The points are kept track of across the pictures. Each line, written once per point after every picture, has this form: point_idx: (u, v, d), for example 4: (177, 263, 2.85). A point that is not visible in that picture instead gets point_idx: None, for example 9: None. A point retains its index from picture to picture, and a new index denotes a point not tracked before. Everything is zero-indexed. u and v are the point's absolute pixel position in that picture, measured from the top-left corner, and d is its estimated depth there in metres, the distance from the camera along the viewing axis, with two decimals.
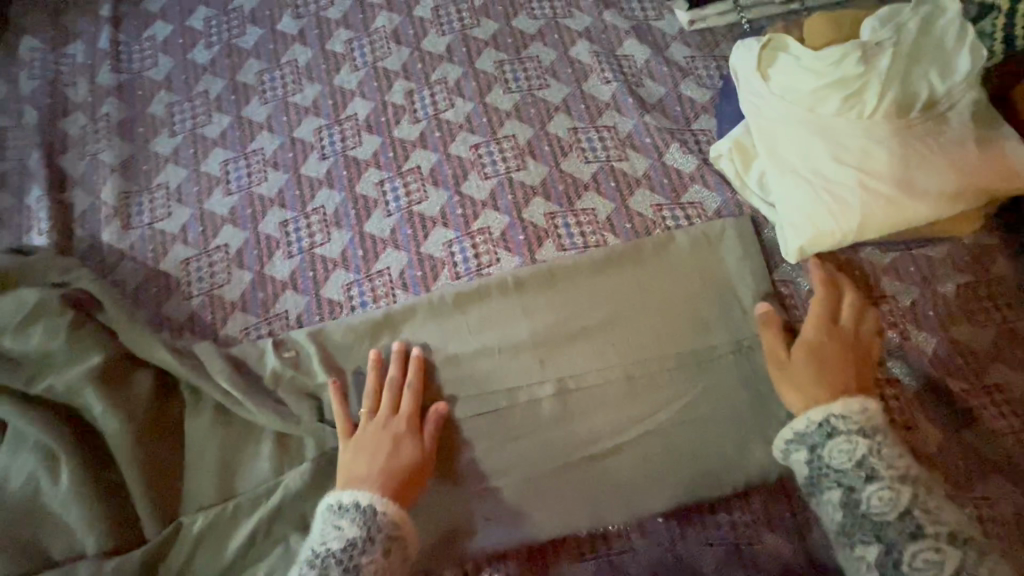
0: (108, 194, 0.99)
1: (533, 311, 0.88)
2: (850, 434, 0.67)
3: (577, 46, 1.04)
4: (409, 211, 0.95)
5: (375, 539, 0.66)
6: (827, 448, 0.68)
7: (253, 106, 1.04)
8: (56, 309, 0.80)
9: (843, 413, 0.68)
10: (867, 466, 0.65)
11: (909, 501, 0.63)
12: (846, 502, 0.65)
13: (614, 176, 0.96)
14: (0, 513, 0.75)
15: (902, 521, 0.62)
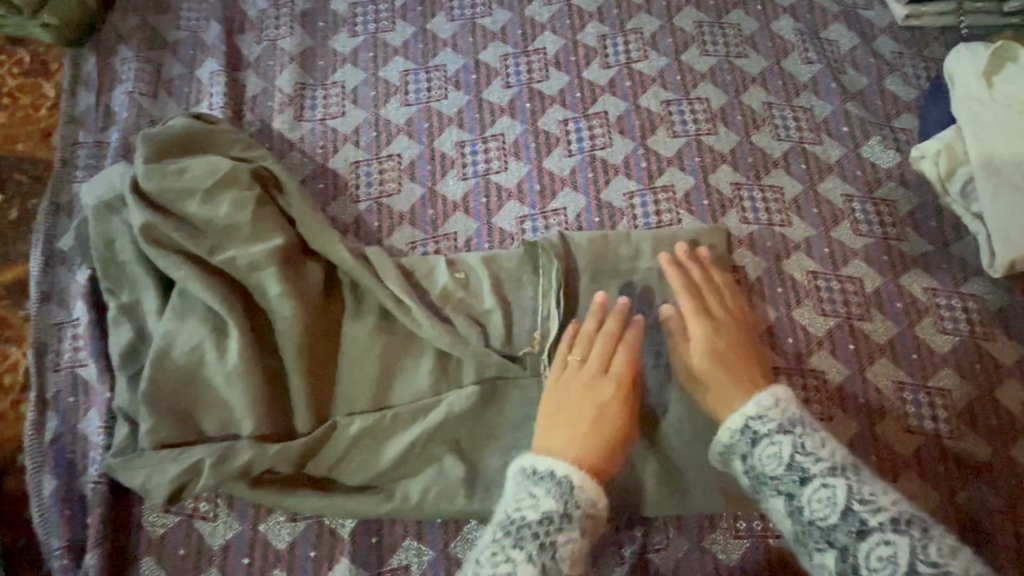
0: (284, 82, 0.96)
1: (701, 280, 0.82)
2: (771, 434, 0.62)
3: (781, 21, 1.00)
4: (592, 155, 0.92)
5: (571, 516, 0.59)
6: (756, 455, 0.63)
7: (439, 21, 1.00)
8: (246, 186, 0.78)
9: (762, 418, 0.64)
10: (798, 465, 0.60)
11: (846, 495, 0.56)
12: (791, 511, 0.59)
13: (806, 159, 0.92)
14: (162, 376, 0.73)
15: (846, 519, 0.55)
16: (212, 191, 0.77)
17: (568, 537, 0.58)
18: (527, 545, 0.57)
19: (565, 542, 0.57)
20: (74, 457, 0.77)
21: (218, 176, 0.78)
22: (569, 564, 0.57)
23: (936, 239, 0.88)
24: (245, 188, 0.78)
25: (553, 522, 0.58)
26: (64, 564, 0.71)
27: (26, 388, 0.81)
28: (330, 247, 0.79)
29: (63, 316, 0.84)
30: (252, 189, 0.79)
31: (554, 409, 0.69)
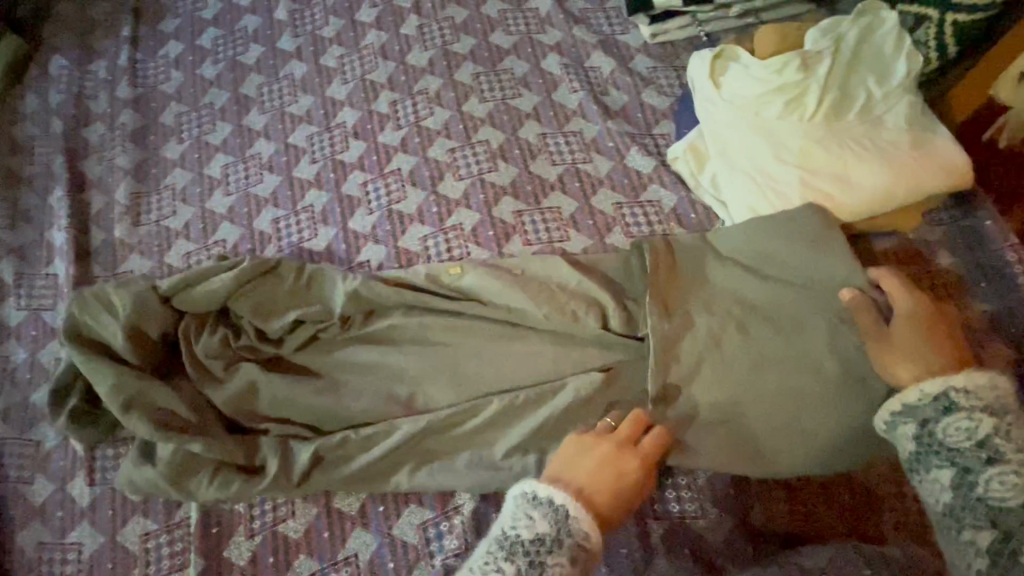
0: (122, 195, 1.09)
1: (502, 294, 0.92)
2: (972, 410, 0.56)
3: (548, 59, 1.12)
4: (389, 209, 1.03)
5: (563, 544, 0.55)
6: (942, 424, 0.57)
7: (253, 115, 1.14)
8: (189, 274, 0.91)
9: (963, 388, 0.57)
10: (948, 399, 0.58)
11: (988, 429, 0.55)
12: (920, 435, 0.58)
13: (579, 177, 1.03)
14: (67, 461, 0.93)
15: (979, 449, 0.54)
16: (107, 305, 0.89)
17: (556, 562, 0.54)
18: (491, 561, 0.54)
19: (550, 570, 0.53)
20: None
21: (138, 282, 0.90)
22: None
23: (699, 228, 0.97)
24: (196, 275, 0.92)
25: (544, 545, 0.55)
26: None
27: None
28: (260, 314, 0.92)
29: None
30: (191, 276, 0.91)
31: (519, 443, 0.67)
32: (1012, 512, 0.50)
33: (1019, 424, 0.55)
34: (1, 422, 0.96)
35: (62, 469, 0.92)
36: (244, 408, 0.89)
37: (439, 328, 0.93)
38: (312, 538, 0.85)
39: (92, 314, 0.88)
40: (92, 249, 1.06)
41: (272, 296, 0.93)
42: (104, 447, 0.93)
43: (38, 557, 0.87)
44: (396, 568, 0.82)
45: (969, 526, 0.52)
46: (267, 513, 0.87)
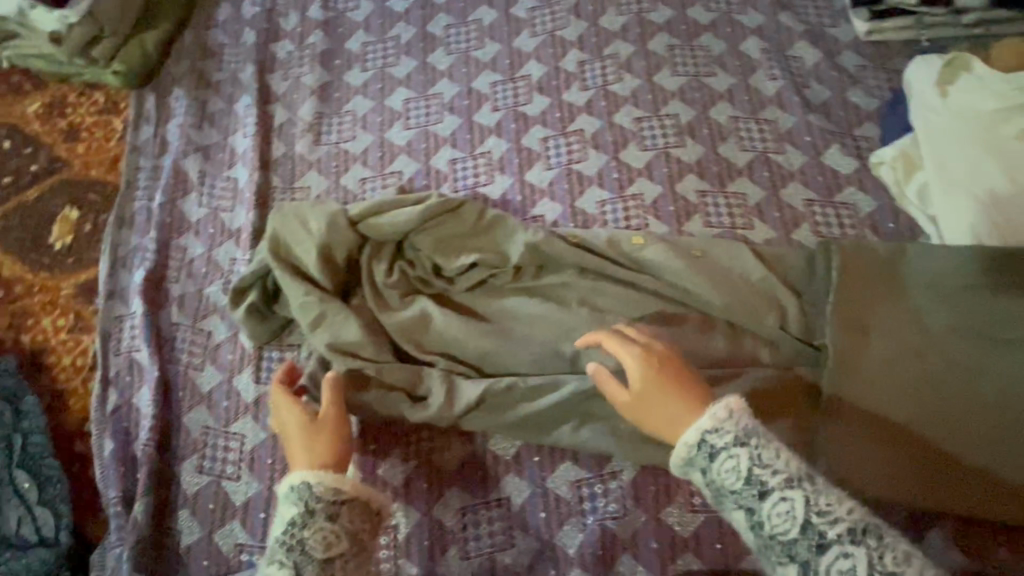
0: (305, 113, 1.12)
1: (705, 273, 0.90)
2: (728, 447, 0.63)
3: (748, 42, 1.08)
4: (569, 168, 1.02)
5: (313, 510, 0.71)
6: (716, 469, 0.63)
7: (437, 55, 1.14)
8: (380, 202, 0.92)
9: (714, 428, 0.64)
10: (707, 444, 0.64)
11: (750, 463, 0.61)
12: (706, 483, 0.64)
13: (768, 167, 1.00)
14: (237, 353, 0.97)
15: (750, 485, 0.61)
16: (303, 214, 0.91)
17: (313, 529, 0.70)
18: (279, 556, 0.69)
19: (308, 533, 0.70)
20: (129, 425, 0.93)
21: (333, 208, 0.91)
22: (323, 548, 0.69)
23: (895, 239, 0.93)
24: (385, 205, 0.92)
25: (297, 524, 0.70)
26: (118, 510, 0.86)
27: (94, 368, 0.99)
28: (439, 253, 0.92)
29: (123, 310, 1.01)
30: (381, 204, 0.92)
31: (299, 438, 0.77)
32: (794, 540, 0.59)
33: (772, 443, 0.63)
34: (177, 308, 1.00)
35: (229, 363, 0.96)
36: (417, 337, 0.90)
37: (613, 298, 0.92)
38: (465, 474, 0.87)
39: (289, 232, 0.90)
40: (272, 161, 1.09)
41: (454, 236, 0.93)
42: (270, 350, 0.96)
43: (203, 440, 0.92)
44: (547, 519, 0.83)
45: (778, 564, 0.59)
46: (424, 441, 0.89)
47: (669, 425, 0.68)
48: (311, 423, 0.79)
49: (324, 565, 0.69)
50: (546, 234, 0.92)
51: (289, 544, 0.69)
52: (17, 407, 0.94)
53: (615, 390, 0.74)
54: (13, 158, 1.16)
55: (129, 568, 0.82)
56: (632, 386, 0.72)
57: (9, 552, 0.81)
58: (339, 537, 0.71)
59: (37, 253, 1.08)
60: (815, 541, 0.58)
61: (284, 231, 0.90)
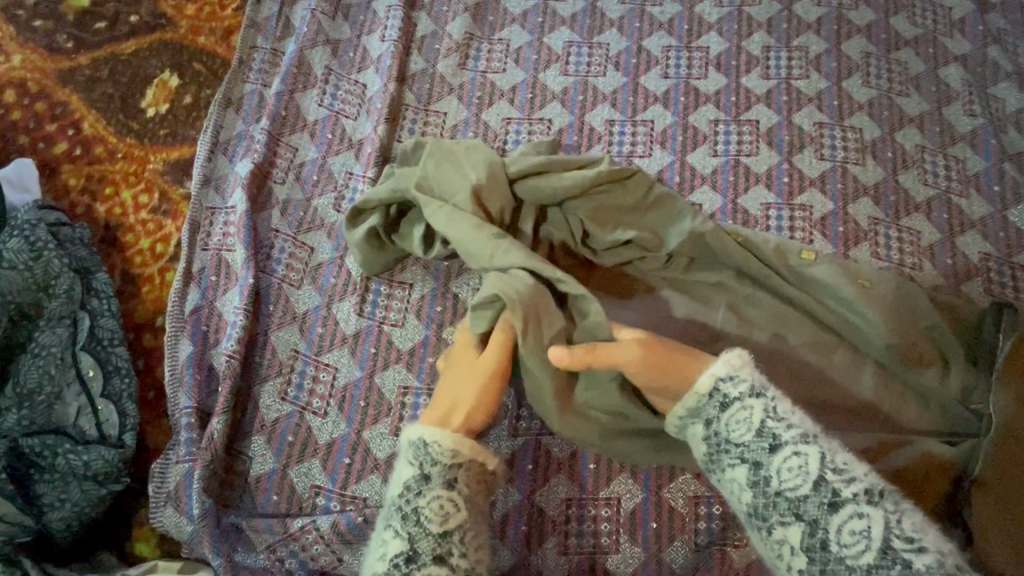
0: (453, 30, 0.99)
1: (887, 315, 0.80)
2: (742, 399, 0.62)
3: (949, 68, 0.99)
4: (736, 160, 0.93)
5: (430, 475, 0.61)
6: (723, 421, 0.62)
7: (610, 1, 1.02)
8: (545, 161, 0.81)
9: (727, 376, 0.63)
10: (719, 392, 0.63)
11: (762, 415, 0.60)
12: (709, 436, 0.63)
13: (949, 209, 0.92)
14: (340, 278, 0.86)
15: (760, 438, 0.60)
16: (460, 154, 0.80)
17: (430, 493, 0.60)
18: (391, 521, 0.60)
19: (426, 500, 0.60)
20: (208, 329, 0.83)
21: (491, 157, 0.80)
22: (441, 518, 0.59)
23: None
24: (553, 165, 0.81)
25: (411, 489, 0.61)
26: (191, 423, 0.77)
27: (176, 258, 0.88)
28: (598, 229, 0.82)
29: (218, 202, 0.90)
30: (545, 165, 0.81)
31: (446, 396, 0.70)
32: (804, 497, 0.56)
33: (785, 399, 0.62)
34: (279, 214, 0.89)
35: (331, 287, 0.86)
36: None
37: (762, 310, 0.83)
38: (576, 464, 0.79)
39: (441, 172, 0.79)
40: (408, 74, 0.97)
41: (617, 215, 0.83)
42: (378, 282, 0.86)
43: (289, 363, 0.82)
44: (657, 531, 0.76)
45: (777, 523, 0.57)
46: (536, 419, 0.81)
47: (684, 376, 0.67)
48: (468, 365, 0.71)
49: (441, 540, 0.58)
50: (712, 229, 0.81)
51: (404, 513, 0.59)
52: (86, 281, 0.81)
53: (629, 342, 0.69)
54: (112, 3, 1.02)
55: (199, 488, 0.73)
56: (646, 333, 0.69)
57: (68, 445, 0.71)
58: (457, 505, 0.60)
59: (127, 115, 0.95)
60: (826, 499, 0.55)
61: (438, 164, 0.79)
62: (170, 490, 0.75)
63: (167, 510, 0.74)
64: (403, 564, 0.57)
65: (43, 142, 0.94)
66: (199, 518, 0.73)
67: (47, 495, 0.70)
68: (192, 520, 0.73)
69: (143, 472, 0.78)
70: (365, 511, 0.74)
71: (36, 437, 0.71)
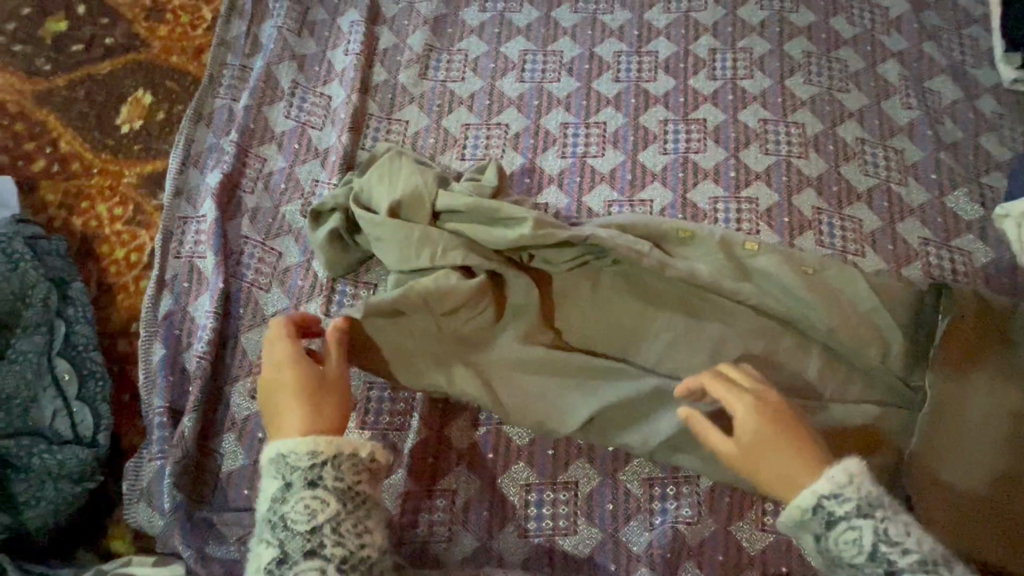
0: (414, 42, 1.04)
1: (827, 300, 0.84)
2: (850, 519, 0.58)
3: (887, 64, 1.04)
4: (685, 157, 0.97)
5: (290, 484, 0.61)
6: (831, 538, 0.59)
7: (563, 11, 1.07)
8: (472, 204, 0.83)
9: (832, 495, 0.59)
10: (825, 511, 0.59)
11: (874, 539, 0.57)
12: (818, 549, 0.60)
13: (889, 197, 0.96)
14: (307, 280, 0.90)
15: (874, 563, 0.57)
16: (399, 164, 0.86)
17: (296, 499, 0.61)
18: (262, 534, 0.61)
19: (288, 508, 0.61)
20: (180, 333, 0.86)
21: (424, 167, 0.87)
22: (309, 517, 0.60)
23: (1008, 294, 0.90)
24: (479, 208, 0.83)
25: (276, 501, 0.61)
26: (164, 421, 0.80)
27: (149, 267, 0.92)
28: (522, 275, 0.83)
29: (190, 212, 0.94)
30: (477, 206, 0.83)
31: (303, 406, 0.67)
32: None
33: (899, 516, 0.58)
34: (248, 221, 0.93)
35: (298, 289, 0.89)
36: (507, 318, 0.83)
37: (712, 303, 0.85)
38: (535, 450, 0.82)
39: (385, 180, 0.85)
40: (371, 85, 1.01)
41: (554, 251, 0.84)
42: (344, 284, 0.90)
43: (259, 363, 0.85)
44: (614, 512, 0.79)
45: None
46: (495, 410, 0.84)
47: (784, 481, 0.62)
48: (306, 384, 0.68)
49: (311, 536, 0.60)
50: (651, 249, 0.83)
51: (273, 523, 0.61)
52: (62, 290, 0.85)
53: (723, 440, 0.66)
54: (87, 27, 1.07)
55: (170, 483, 0.76)
56: (742, 443, 0.65)
57: (44, 444, 0.74)
58: (325, 503, 0.61)
59: (102, 132, 1.00)
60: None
61: (384, 173, 0.85)
62: (144, 486, 0.78)
63: (141, 506, 0.77)
64: (275, 567, 0.59)
65: (22, 160, 0.98)
66: (171, 511, 0.76)
67: (22, 493, 0.73)
68: (165, 514, 0.76)
69: (118, 472, 0.81)
70: None
71: (12, 439, 0.74)
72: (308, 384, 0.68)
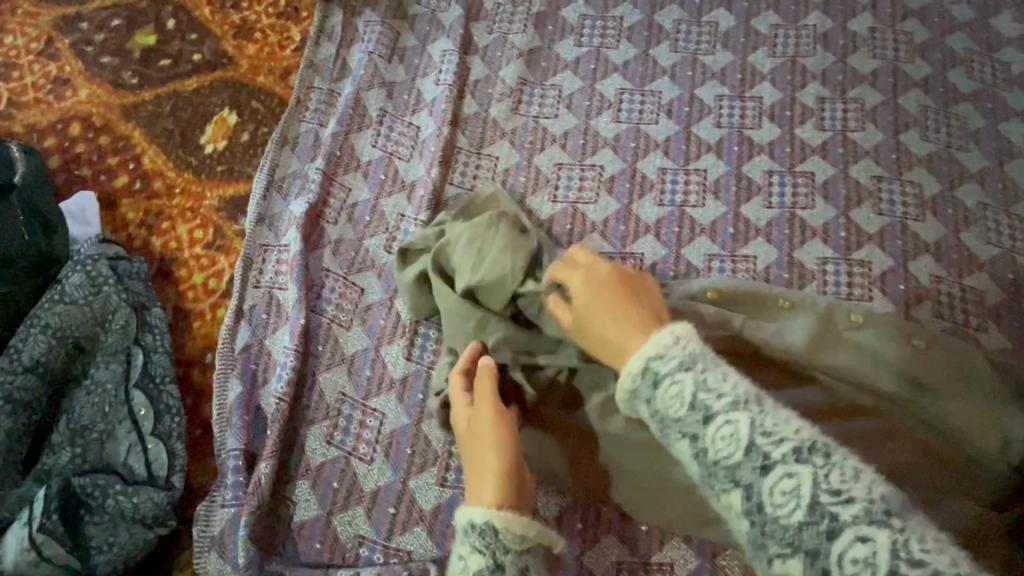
0: (507, 75, 1.00)
1: (941, 381, 0.76)
2: (677, 373, 0.49)
3: (1010, 124, 0.97)
4: (792, 212, 0.91)
5: (502, 565, 0.54)
6: (658, 395, 0.50)
7: (662, 49, 1.03)
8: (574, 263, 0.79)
9: (659, 353, 0.51)
10: (651, 371, 0.51)
11: (696, 388, 0.48)
12: (664, 390, 0.50)
13: (1015, 269, 0.89)
14: (390, 321, 0.86)
15: (695, 411, 0.47)
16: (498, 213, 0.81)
17: None
18: None
19: None
20: (257, 369, 0.83)
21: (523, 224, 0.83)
22: None
23: None
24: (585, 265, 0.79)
25: None
26: (239, 466, 0.77)
27: (227, 295, 0.89)
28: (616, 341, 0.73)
29: (271, 240, 0.91)
30: None
31: (477, 460, 0.62)
32: (738, 464, 0.44)
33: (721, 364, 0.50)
34: (331, 254, 0.89)
35: (380, 329, 0.85)
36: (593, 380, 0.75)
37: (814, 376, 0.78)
38: (627, 526, 0.76)
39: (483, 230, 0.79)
40: (461, 117, 0.98)
41: None
42: (427, 327, 0.85)
43: (337, 407, 0.81)
44: None
45: (720, 495, 0.45)
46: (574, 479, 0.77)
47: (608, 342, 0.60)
48: (474, 429, 0.65)
49: None
50: (744, 319, 0.80)
51: None
52: (141, 316, 0.82)
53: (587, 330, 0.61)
54: (176, 41, 1.05)
55: (245, 535, 0.72)
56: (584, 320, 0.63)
57: (119, 485, 0.71)
58: None
59: (186, 151, 0.98)
60: (759, 463, 0.44)
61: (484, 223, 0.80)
62: (216, 535, 0.74)
63: (212, 556, 0.73)
64: None
65: (104, 175, 0.96)
66: (244, 567, 0.71)
67: (95, 537, 0.69)
68: (237, 568, 0.72)
69: (188, 515, 0.78)
70: (410, 565, 0.73)
71: (88, 476, 0.71)
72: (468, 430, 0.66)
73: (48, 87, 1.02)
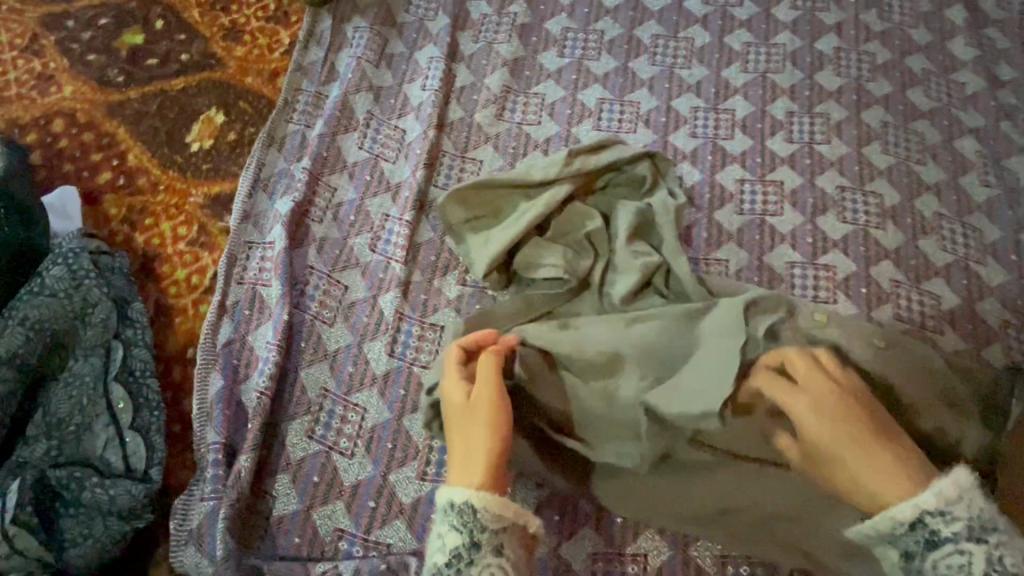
0: (492, 82, 1.04)
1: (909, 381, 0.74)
2: (931, 517, 0.54)
3: (964, 141, 1.03)
4: (761, 218, 0.96)
5: (478, 544, 0.56)
6: (907, 538, 0.55)
7: (641, 62, 1.07)
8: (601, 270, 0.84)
9: (939, 510, 0.53)
10: (927, 529, 0.53)
11: (932, 524, 0.53)
12: (905, 561, 0.55)
13: (968, 275, 0.94)
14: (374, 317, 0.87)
15: (915, 533, 0.54)
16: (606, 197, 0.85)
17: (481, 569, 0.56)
18: None
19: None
20: (239, 363, 0.83)
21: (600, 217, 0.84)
22: None
23: None
24: (575, 242, 0.83)
25: (460, 561, 0.56)
26: (218, 459, 0.77)
27: (211, 291, 0.89)
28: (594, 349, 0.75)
29: (256, 237, 0.91)
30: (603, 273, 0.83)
31: (468, 438, 0.63)
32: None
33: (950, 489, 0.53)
34: (315, 252, 0.91)
35: (363, 325, 0.86)
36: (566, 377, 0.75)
37: None
38: (603, 519, 0.78)
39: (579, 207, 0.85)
40: (447, 122, 1.00)
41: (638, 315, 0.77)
42: (410, 323, 0.87)
43: (318, 402, 0.82)
44: None
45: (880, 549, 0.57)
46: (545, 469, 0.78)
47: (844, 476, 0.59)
48: (467, 405, 0.66)
49: None
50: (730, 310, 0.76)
51: None
52: (122, 310, 0.82)
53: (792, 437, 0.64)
54: (165, 41, 1.06)
55: (223, 528, 0.73)
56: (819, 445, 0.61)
57: (95, 478, 0.71)
58: None
59: (171, 149, 0.98)
60: (922, 538, 0.54)
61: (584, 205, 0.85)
62: (194, 527, 0.74)
63: (189, 549, 0.73)
64: None
65: (88, 171, 0.96)
66: (223, 559, 0.72)
67: (71, 530, 0.69)
68: (214, 561, 0.72)
69: (166, 509, 0.78)
70: (389, 558, 0.74)
71: (64, 469, 0.71)
72: (460, 404, 0.66)
73: (32, 83, 1.02)
